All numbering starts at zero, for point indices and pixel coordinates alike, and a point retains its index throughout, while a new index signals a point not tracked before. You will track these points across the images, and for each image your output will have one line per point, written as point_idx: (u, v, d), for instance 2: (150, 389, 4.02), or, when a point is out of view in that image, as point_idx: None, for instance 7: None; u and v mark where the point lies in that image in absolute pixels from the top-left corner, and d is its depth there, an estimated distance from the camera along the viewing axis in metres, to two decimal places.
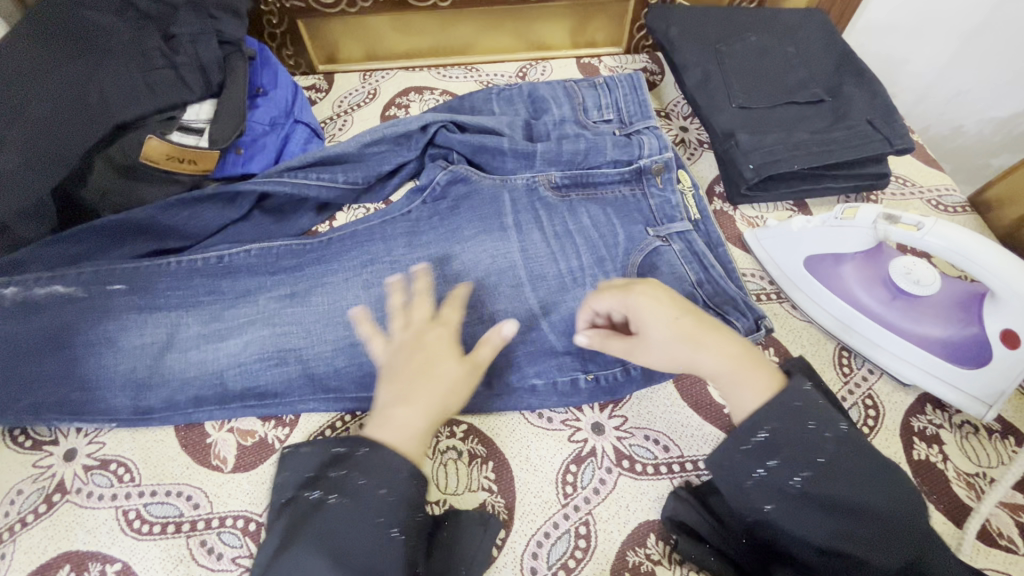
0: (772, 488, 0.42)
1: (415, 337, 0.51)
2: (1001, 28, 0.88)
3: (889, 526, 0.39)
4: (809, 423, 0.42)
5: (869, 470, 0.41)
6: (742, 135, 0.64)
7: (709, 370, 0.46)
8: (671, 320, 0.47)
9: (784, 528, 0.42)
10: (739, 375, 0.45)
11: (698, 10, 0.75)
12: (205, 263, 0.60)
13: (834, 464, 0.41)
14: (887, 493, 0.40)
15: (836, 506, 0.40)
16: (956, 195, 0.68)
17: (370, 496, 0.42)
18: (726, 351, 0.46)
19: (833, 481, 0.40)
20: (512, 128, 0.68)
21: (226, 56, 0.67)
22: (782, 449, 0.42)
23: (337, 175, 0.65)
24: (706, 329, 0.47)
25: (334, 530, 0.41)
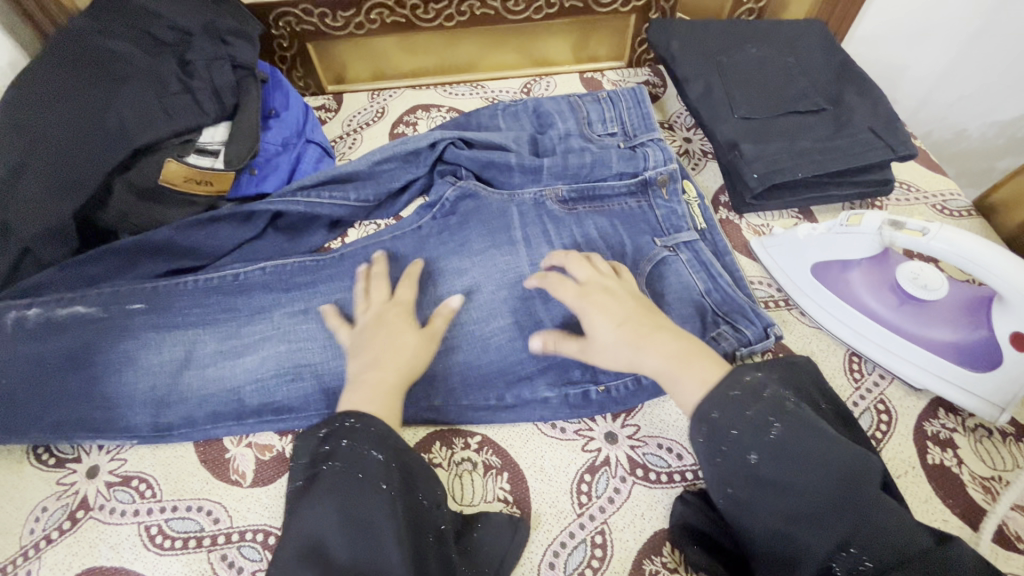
0: (727, 472, 0.43)
1: (375, 318, 0.56)
2: (999, 32, 0.89)
3: (826, 502, 0.40)
4: (753, 406, 0.43)
5: (814, 447, 0.41)
6: (746, 145, 0.65)
7: (652, 368, 0.49)
8: (616, 324, 0.51)
9: (743, 510, 0.42)
10: (681, 371, 0.47)
11: (697, 24, 0.77)
12: (221, 281, 0.62)
13: (781, 444, 0.41)
14: (834, 472, 0.40)
15: (784, 487, 0.41)
16: (961, 199, 0.69)
17: (362, 461, 0.44)
18: (664, 347, 0.48)
19: (781, 461, 0.41)
20: (518, 143, 0.69)
21: (241, 80, 0.69)
22: (730, 433, 0.43)
23: (349, 192, 0.66)
24: (650, 329, 0.50)
25: (340, 495, 0.43)
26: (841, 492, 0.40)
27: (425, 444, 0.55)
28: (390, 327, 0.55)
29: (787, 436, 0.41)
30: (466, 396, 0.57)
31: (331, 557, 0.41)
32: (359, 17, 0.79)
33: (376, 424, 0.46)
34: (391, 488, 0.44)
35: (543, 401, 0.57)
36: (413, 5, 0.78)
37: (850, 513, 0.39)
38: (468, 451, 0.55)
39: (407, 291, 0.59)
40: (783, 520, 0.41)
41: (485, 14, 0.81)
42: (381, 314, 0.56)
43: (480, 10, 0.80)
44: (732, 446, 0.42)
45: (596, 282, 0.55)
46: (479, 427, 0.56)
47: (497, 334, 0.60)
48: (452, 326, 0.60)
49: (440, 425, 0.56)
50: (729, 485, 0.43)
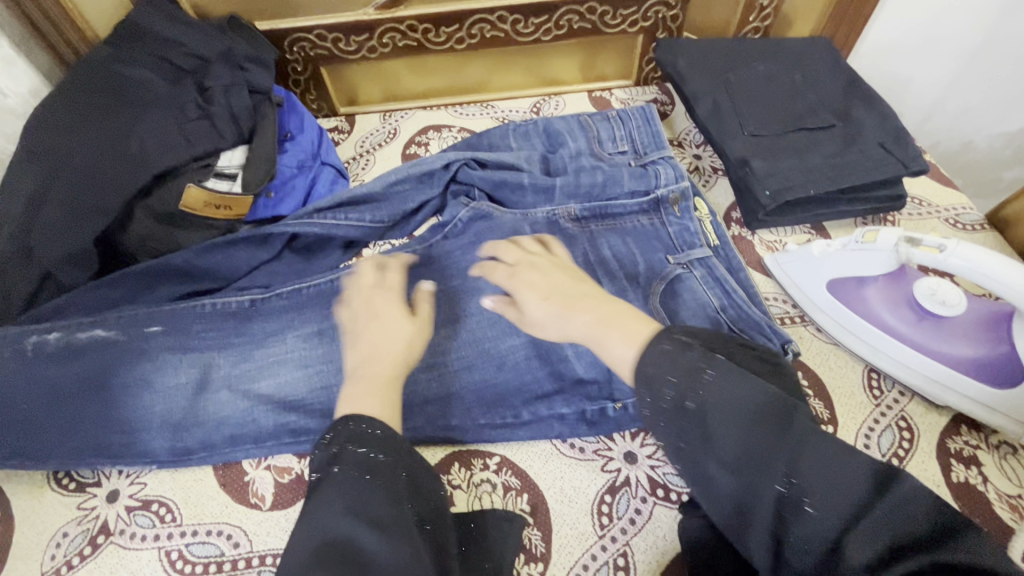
0: (670, 435, 0.38)
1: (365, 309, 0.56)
2: (1004, 45, 0.90)
3: (758, 447, 0.35)
4: (687, 355, 0.39)
5: (746, 386, 0.37)
6: (757, 161, 0.66)
7: (581, 336, 0.48)
8: (543, 298, 0.52)
9: (686, 466, 0.38)
10: (606, 333, 0.45)
11: (704, 43, 0.78)
12: (238, 305, 0.62)
13: (716, 394, 0.37)
14: (765, 409, 0.35)
15: (717, 434, 0.36)
16: (974, 213, 0.69)
17: (367, 460, 0.41)
18: (586, 320, 0.47)
19: (713, 404, 0.36)
20: (530, 162, 0.70)
21: (258, 105, 0.71)
22: (656, 381, 0.39)
23: (364, 214, 0.67)
24: (579, 298, 0.50)
25: (353, 492, 0.39)
26: (774, 444, 0.34)
27: (443, 465, 0.55)
28: (381, 319, 0.54)
29: (716, 377, 0.37)
30: (483, 415, 0.57)
31: (346, 560, 0.36)
32: (372, 41, 0.81)
33: (377, 424, 0.44)
34: (398, 483, 0.40)
35: (560, 419, 0.57)
36: (425, 28, 0.80)
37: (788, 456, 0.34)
38: (487, 472, 0.55)
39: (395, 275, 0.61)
40: (721, 472, 0.36)
41: (495, 36, 0.82)
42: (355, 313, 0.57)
43: (489, 33, 0.82)
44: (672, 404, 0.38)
45: (523, 258, 0.58)
46: (497, 447, 0.56)
47: (513, 352, 0.60)
48: (468, 345, 0.60)
49: (457, 446, 0.56)
50: (674, 439, 0.38)
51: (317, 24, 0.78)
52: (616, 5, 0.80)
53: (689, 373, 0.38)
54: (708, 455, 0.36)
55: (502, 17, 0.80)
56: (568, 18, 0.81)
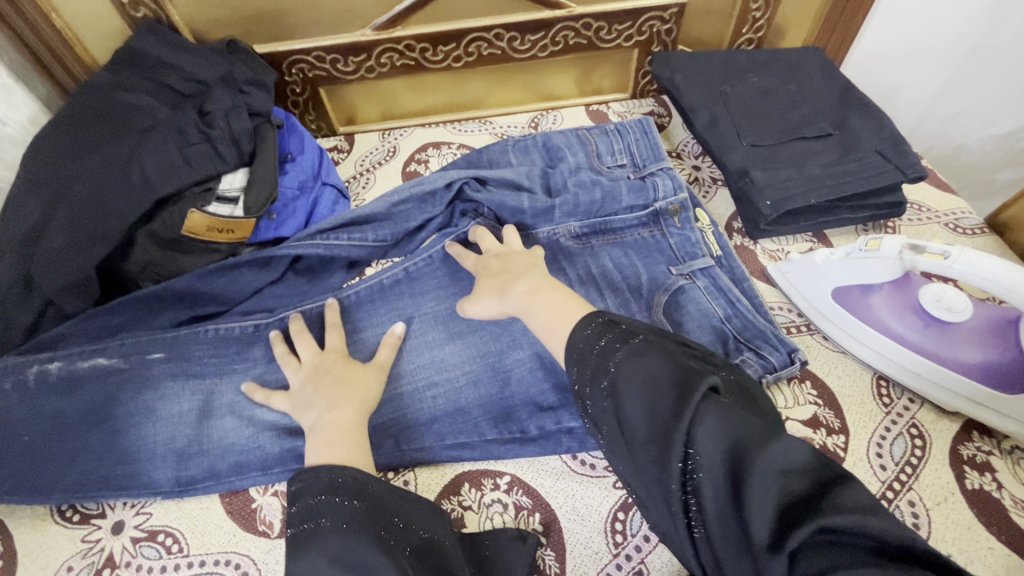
0: (596, 421, 0.41)
1: (312, 371, 0.57)
2: (992, 51, 0.91)
3: (664, 425, 0.36)
4: (600, 343, 0.42)
5: (654, 367, 0.38)
6: (756, 172, 0.66)
7: (514, 307, 0.54)
8: (490, 278, 0.59)
9: (612, 449, 0.40)
10: (534, 304, 0.52)
11: (700, 56, 0.79)
12: (241, 330, 0.63)
13: (620, 376, 0.39)
14: (668, 387, 0.37)
15: (633, 415, 0.38)
16: (973, 217, 0.69)
17: (344, 509, 0.43)
18: (521, 288, 0.54)
19: (627, 387, 0.39)
20: (531, 178, 0.71)
21: (258, 128, 0.71)
22: (583, 371, 0.42)
23: (366, 234, 0.67)
24: (516, 276, 0.57)
25: (336, 546, 0.41)
26: (670, 416, 0.36)
27: (451, 487, 0.54)
28: (341, 370, 0.56)
29: (630, 362, 0.39)
30: (491, 433, 0.57)
31: None
32: (370, 61, 0.81)
33: (346, 470, 0.45)
34: (379, 528, 0.42)
35: (570, 434, 0.56)
36: (422, 48, 0.80)
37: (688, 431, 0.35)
38: (497, 492, 0.54)
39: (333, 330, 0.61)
40: (639, 453, 0.37)
41: (491, 53, 0.83)
42: (323, 363, 0.57)
43: (486, 50, 0.82)
44: (590, 392, 0.41)
45: (494, 249, 0.63)
46: (507, 466, 0.55)
47: (517, 368, 0.60)
48: (473, 361, 0.61)
49: (466, 466, 0.56)
50: (602, 426, 0.41)
51: (316, 46, 0.78)
52: (612, 20, 0.81)
53: (600, 361, 0.41)
54: (628, 438, 0.38)
55: (499, 35, 0.80)
56: (564, 34, 0.81)
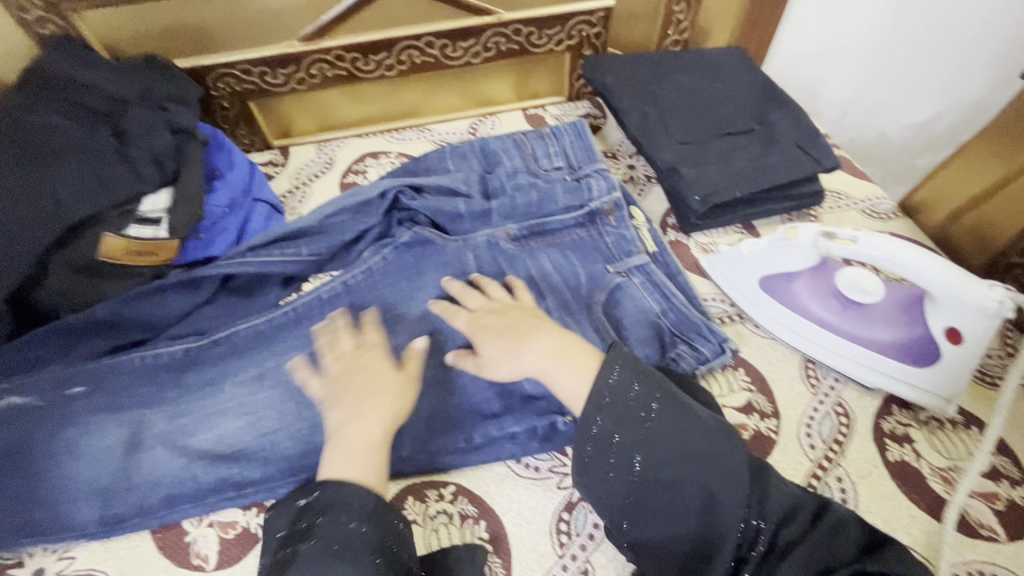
0: (624, 483, 0.46)
1: (345, 367, 0.57)
2: (901, 44, 0.97)
3: (708, 488, 0.45)
4: (631, 393, 0.47)
5: (685, 435, 0.46)
6: (685, 169, 0.68)
7: (534, 367, 0.54)
8: (497, 335, 0.57)
9: (631, 514, 0.46)
10: (557, 367, 0.53)
11: (630, 59, 0.81)
12: (171, 357, 0.60)
13: (655, 438, 0.46)
14: (702, 455, 0.45)
15: (671, 480, 0.45)
16: (886, 203, 0.73)
17: (346, 532, 0.46)
18: (539, 346, 0.54)
19: (661, 454, 0.46)
20: (469, 185, 0.71)
21: (181, 144, 0.68)
22: (611, 440, 0.46)
23: (300, 248, 0.66)
24: (527, 333, 0.56)
25: (325, 562, 0.44)
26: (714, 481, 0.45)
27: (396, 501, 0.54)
28: (374, 369, 0.56)
29: (660, 430, 0.46)
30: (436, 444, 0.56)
31: None
32: (300, 73, 0.79)
33: (344, 491, 0.48)
34: (369, 554, 0.45)
35: (512, 440, 0.56)
36: (352, 57, 0.79)
37: (732, 492, 0.44)
38: (442, 503, 0.53)
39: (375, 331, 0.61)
40: (676, 514, 0.45)
41: (424, 61, 0.82)
42: (357, 359, 0.57)
43: (419, 59, 0.82)
44: (621, 455, 0.46)
45: (483, 305, 0.61)
46: (452, 476, 0.55)
47: (460, 376, 0.59)
48: None
49: (410, 479, 0.55)
50: (625, 492, 0.46)
51: (241, 59, 0.76)
52: (541, 25, 0.82)
53: (634, 423, 0.47)
54: (660, 500, 0.45)
55: (430, 42, 0.80)
56: (496, 41, 0.82)
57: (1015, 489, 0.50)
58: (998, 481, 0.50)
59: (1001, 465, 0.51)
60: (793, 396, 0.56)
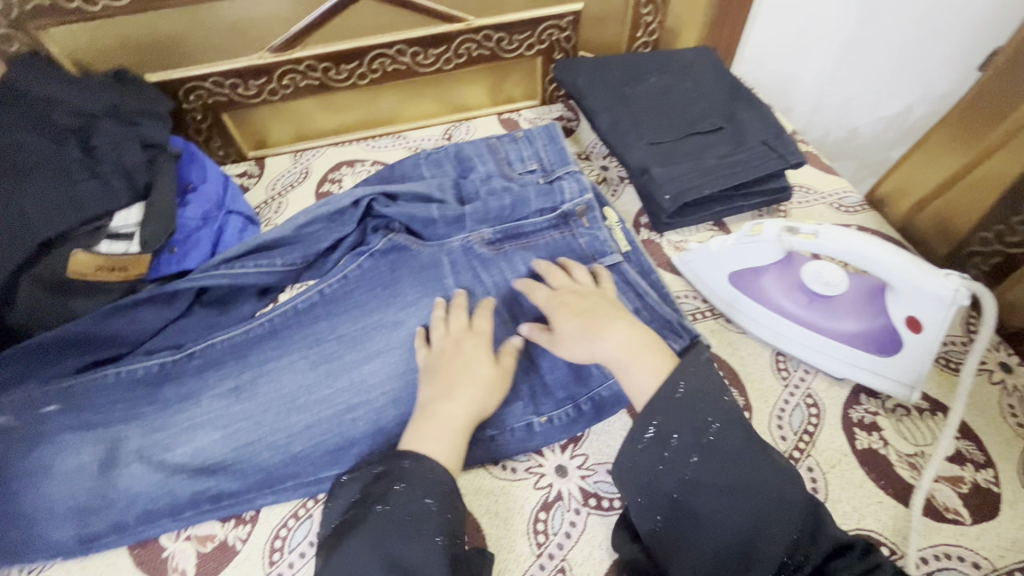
0: (670, 485, 0.47)
1: (453, 345, 0.58)
2: (869, 41, 0.99)
3: (762, 504, 0.45)
4: (694, 406, 0.48)
5: (745, 451, 0.47)
6: (656, 169, 0.69)
7: (607, 356, 0.55)
8: (575, 315, 0.57)
9: (674, 509, 0.46)
10: (631, 359, 0.53)
11: (600, 61, 0.82)
12: (146, 372, 0.60)
13: (715, 450, 0.46)
14: (758, 477, 0.45)
15: (725, 487, 0.45)
16: (853, 196, 0.75)
17: (419, 508, 0.47)
18: (617, 335, 0.54)
19: (720, 462, 0.46)
20: (443, 190, 0.71)
21: (153, 158, 0.68)
22: (672, 436, 0.47)
23: (274, 259, 0.66)
24: (606, 322, 0.56)
25: (386, 522, 0.46)
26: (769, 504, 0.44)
27: None
28: (469, 356, 0.57)
29: (724, 440, 0.47)
30: None
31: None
32: (271, 84, 0.80)
33: (422, 465, 0.49)
34: (430, 533, 0.45)
35: (490, 442, 0.56)
36: (324, 67, 0.79)
37: (788, 514, 0.44)
38: None
39: (486, 322, 0.61)
40: (721, 523, 0.45)
41: (396, 69, 0.83)
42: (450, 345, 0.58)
43: (391, 66, 0.82)
44: (676, 457, 0.47)
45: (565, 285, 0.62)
46: None
47: None
48: (392, 380, 0.60)
49: None
50: (673, 487, 0.47)
51: (211, 71, 0.76)
52: (511, 30, 0.83)
53: (695, 430, 0.47)
54: (709, 503, 0.46)
55: (401, 50, 0.80)
56: (467, 47, 0.83)
57: (979, 471, 0.51)
58: (963, 464, 0.51)
59: (965, 449, 0.52)
60: (765, 389, 0.57)
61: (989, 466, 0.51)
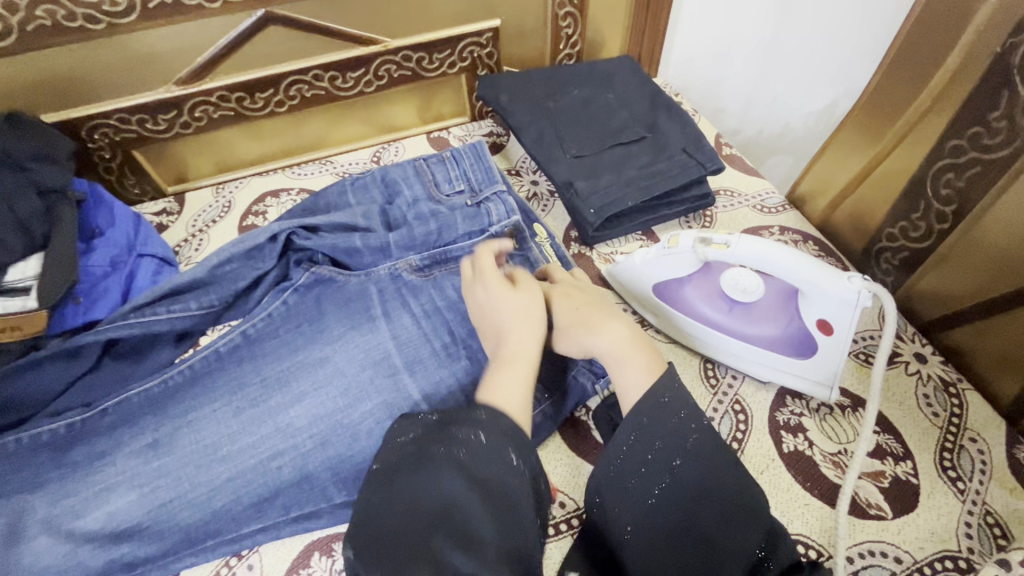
0: (651, 487, 0.45)
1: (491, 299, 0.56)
2: (787, 41, 1.02)
3: (736, 511, 0.43)
4: (680, 414, 0.46)
5: (726, 458, 0.45)
6: (580, 183, 0.69)
7: (601, 350, 0.52)
8: (573, 309, 0.55)
9: (646, 517, 0.44)
10: (627, 356, 0.50)
11: (522, 76, 0.81)
12: (52, 434, 0.56)
13: (698, 454, 0.45)
14: (736, 485, 0.44)
15: (701, 497, 0.44)
16: (776, 196, 0.77)
17: (481, 441, 0.45)
18: (617, 331, 0.52)
19: (699, 472, 0.44)
20: (368, 217, 0.69)
21: (51, 206, 0.64)
22: (656, 441, 0.45)
23: (188, 304, 0.63)
24: (601, 317, 0.53)
25: (476, 468, 0.43)
26: (743, 512, 0.43)
27: (302, 559, 0.53)
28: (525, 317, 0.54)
29: (703, 449, 0.45)
30: (341, 494, 0.55)
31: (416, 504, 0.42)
32: (182, 117, 0.76)
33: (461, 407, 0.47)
34: (503, 466, 0.44)
35: None
36: (237, 97, 0.77)
37: (757, 524, 0.43)
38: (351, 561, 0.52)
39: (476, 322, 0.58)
40: (694, 527, 0.43)
41: (315, 94, 0.81)
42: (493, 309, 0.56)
43: (309, 92, 0.80)
44: (659, 457, 0.45)
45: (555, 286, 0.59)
46: None
47: (367, 419, 0.58)
48: (319, 422, 0.58)
49: (317, 533, 0.54)
50: (650, 493, 0.44)
51: (115, 108, 0.72)
52: (431, 49, 0.82)
53: (679, 432, 0.45)
54: (682, 513, 0.44)
55: (318, 75, 0.78)
56: (386, 68, 0.81)
57: (898, 464, 0.52)
58: (883, 459, 0.53)
59: (885, 443, 0.54)
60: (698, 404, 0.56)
61: (907, 458, 0.52)
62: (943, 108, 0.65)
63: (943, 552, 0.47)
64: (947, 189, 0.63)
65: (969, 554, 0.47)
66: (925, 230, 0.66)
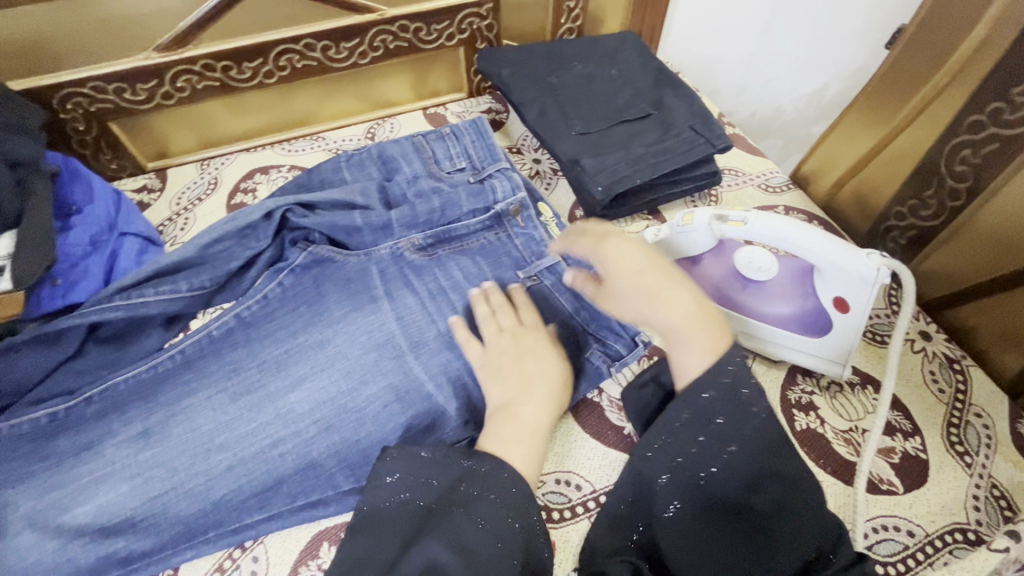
0: (704, 466, 0.42)
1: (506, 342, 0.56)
2: (784, 21, 1.01)
3: (790, 498, 0.41)
4: (742, 391, 0.43)
5: (783, 446, 0.42)
6: (586, 160, 0.67)
7: (662, 324, 0.48)
8: (633, 271, 0.50)
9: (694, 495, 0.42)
10: (693, 334, 0.46)
11: (523, 50, 0.79)
12: (34, 425, 0.53)
13: (756, 438, 0.42)
14: (792, 475, 0.41)
15: (756, 478, 0.41)
16: (780, 175, 0.77)
17: (474, 501, 0.44)
18: (685, 302, 0.48)
19: (756, 455, 0.41)
20: (366, 195, 0.65)
21: (23, 179, 0.59)
22: (715, 419, 0.42)
23: (179, 284, 0.59)
24: (670, 284, 0.48)
25: (459, 538, 0.42)
26: (797, 504, 0.41)
27: (309, 550, 0.51)
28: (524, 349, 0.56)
29: (763, 432, 0.42)
30: (349, 481, 0.54)
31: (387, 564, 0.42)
32: (164, 87, 0.71)
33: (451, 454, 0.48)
34: (497, 514, 0.43)
35: None
36: (223, 66, 0.72)
37: (813, 519, 0.40)
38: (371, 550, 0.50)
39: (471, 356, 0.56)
40: (745, 512, 0.41)
41: (306, 65, 0.76)
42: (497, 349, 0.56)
43: (300, 62, 0.76)
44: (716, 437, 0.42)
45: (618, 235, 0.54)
46: None
47: (372, 403, 0.56)
48: (322, 407, 0.56)
49: (324, 522, 0.53)
50: (702, 471, 0.42)
51: (90, 75, 0.67)
52: (428, 20, 0.78)
53: (739, 411, 0.42)
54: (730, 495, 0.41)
55: (309, 45, 0.74)
56: (381, 39, 0.77)
57: (908, 441, 0.53)
58: (893, 435, 0.53)
59: (894, 419, 0.54)
60: None
61: (916, 434, 0.53)
62: (957, 88, 0.65)
63: (953, 524, 0.48)
64: (963, 165, 0.63)
65: (978, 525, 0.48)
66: (936, 209, 0.68)
